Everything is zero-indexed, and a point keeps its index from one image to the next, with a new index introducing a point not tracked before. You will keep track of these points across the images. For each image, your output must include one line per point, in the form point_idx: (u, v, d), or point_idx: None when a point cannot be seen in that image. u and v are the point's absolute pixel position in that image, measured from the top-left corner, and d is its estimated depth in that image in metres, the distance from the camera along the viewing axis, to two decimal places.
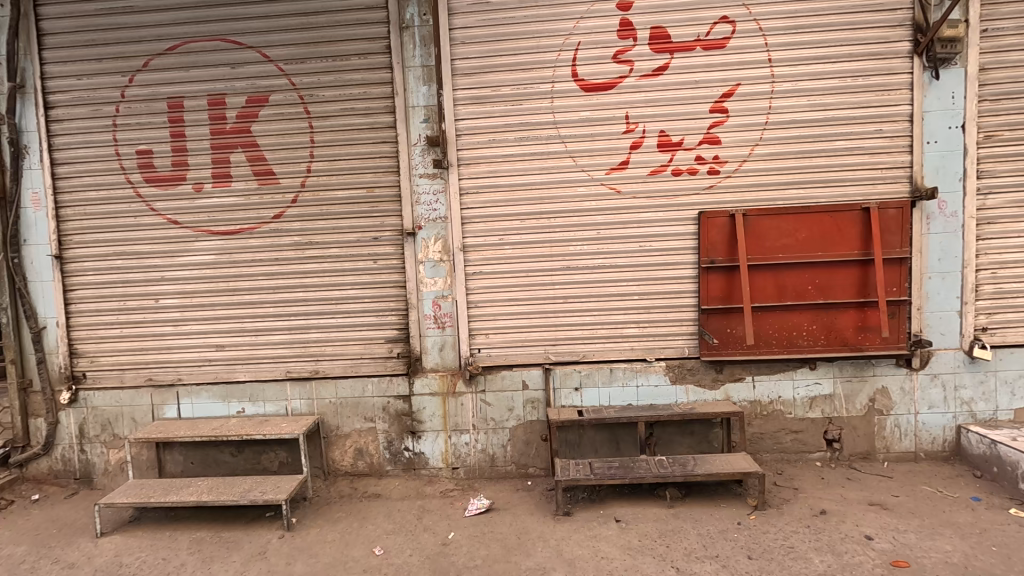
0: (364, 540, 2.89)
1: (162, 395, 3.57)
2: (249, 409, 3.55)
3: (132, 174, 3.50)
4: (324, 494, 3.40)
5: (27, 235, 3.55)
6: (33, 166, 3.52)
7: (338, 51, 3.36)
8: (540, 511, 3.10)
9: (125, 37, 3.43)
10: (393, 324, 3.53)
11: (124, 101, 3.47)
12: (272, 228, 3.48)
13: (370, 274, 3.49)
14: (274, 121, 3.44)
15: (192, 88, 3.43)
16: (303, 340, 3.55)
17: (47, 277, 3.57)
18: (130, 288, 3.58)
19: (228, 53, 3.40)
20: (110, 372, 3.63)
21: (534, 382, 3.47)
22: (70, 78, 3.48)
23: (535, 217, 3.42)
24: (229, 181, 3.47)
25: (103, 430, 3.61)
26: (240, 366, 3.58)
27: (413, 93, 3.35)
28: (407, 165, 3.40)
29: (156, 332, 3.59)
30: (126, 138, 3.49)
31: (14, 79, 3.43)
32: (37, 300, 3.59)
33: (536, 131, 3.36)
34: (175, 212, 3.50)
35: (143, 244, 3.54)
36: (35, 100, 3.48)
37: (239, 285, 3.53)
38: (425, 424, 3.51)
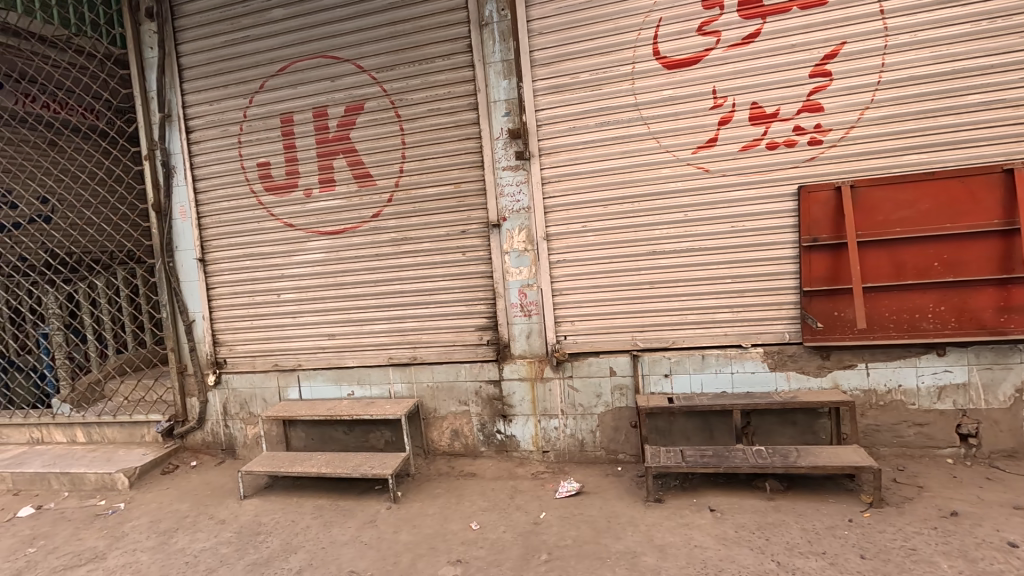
0: (461, 515, 3.09)
1: (286, 378, 4.05)
2: (358, 392, 3.92)
3: (255, 185, 3.98)
4: (424, 471, 3.67)
5: (178, 242, 4.19)
6: (179, 183, 4.13)
7: (424, 54, 3.55)
8: (629, 496, 3.10)
9: (245, 63, 3.89)
10: (482, 313, 3.68)
11: (246, 121, 3.94)
12: (372, 226, 3.79)
13: (459, 265, 3.67)
14: (369, 127, 3.72)
15: (300, 104, 3.81)
16: (401, 329, 3.83)
17: (194, 277, 4.19)
18: (257, 285, 4.08)
19: (328, 69, 3.73)
20: (244, 358, 4.18)
21: (621, 369, 3.45)
22: (205, 104, 4.03)
23: (618, 202, 3.37)
24: (333, 186, 3.82)
25: (242, 408, 4.18)
26: (349, 353, 3.95)
27: (494, 88, 3.45)
28: (490, 159, 3.52)
29: (279, 323, 4.07)
30: (249, 153, 3.97)
31: (162, 110, 4.04)
32: (187, 298, 4.22)
33: (617, 115, 3.31)
34: (290, 216, 3.94)
35: (265, 246, 4.02)
36: (179, 127, 4.07)
37: (345, 279, 3.89)
38: (516, 408, 3.64)
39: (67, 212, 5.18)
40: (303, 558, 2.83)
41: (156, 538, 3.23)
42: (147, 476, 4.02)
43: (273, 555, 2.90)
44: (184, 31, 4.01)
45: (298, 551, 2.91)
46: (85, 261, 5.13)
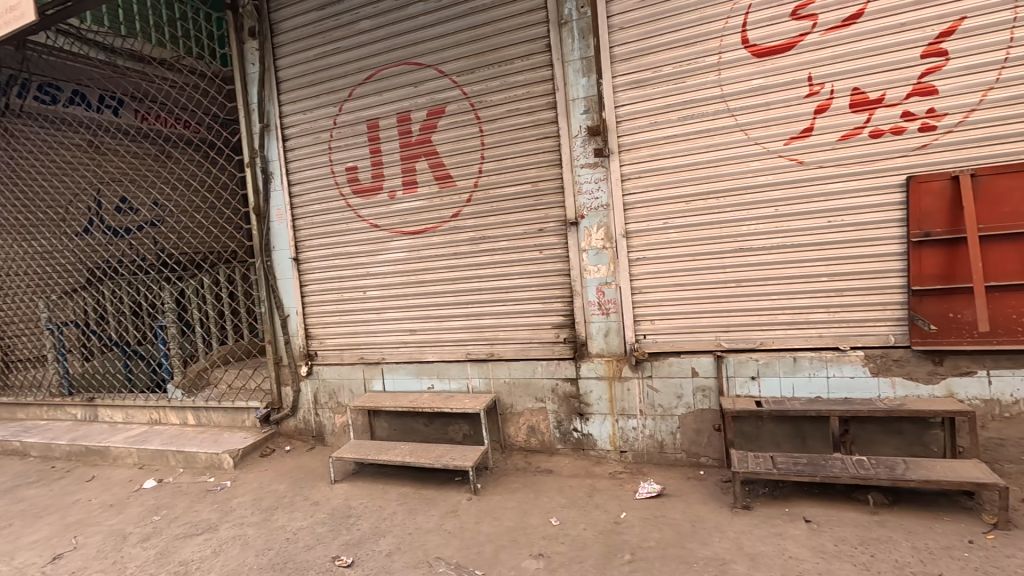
0: (541, 510, 3.12)
1: (371, 371, 4.27)
2: (438, 385, 4.06)
3: (344, 188, 4.23)
4: (502, 465, 3.74)
5: (275, 242, 4.54)
6: (276, 188, 4.47)
7: (503, 56, 3.62)
8: (714, 501, 3.00)
9: (335, 74, 4.14)
10: (559, 311, 3.70)
11: (336, 128, 4.20)
12: (452, 225, 3.91)
13: (537, 263, 3.71)
14: (450, 129, 3.84)
15: (385, 110, 4.01)
16: (479, 326, 3.93)
17: (288, 275, 4.51)
18: (345, 283, 4.33)
19: (411, 75, 3.89)
20: (333, 351, 4.45)
21: (704, 370, 3.34)
22: (299, 114, 4.33)
23: (702, 198, 3.27)
24: (416, 187, 3.98)
25: (331, 398, 4.45)
26: (429, 348, 4.10)
27: (573, 86, 3.46)
28: (568, 157, 3.52)
29: (364, 318, 4.30)
30: (339, 158, 4.22)
31: (262, 121, 4.39)
32: (283, 294, 4.56)
33: (702, 107, 3.21)
34: (375, 217, 4.15)
35: (353, 246, 4.26)
36: (277, 135, 4.40)
37: (426, 277, 4.04)
38: (593, 406, 3.63)
39: (171, 232, 5.86)
40: (391, 542, 2.98)
41: (260, 514, 3.52)
42: (249, 457, 4.38)
43: (365, 537, 3.08)
44: (281, 47, 4.33)
45: (387, 535, 3.07)
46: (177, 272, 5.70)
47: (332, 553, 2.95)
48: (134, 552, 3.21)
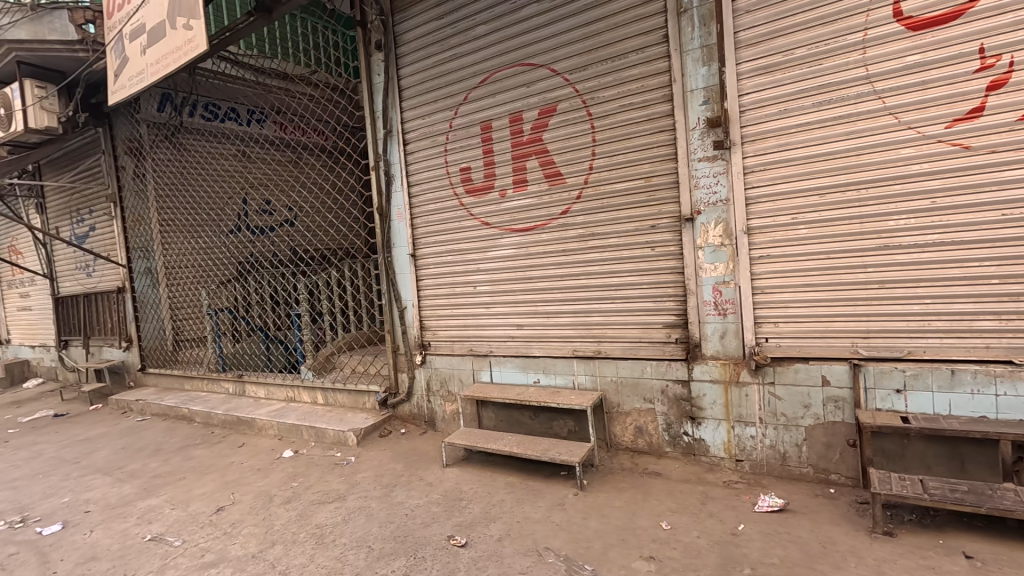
0: (650, 513, 3.06)
1: (479, 362, 4.45)
2: (544, 380, 4.12)
3: (458, 187, 4.44)
4: (608, 464, 3.72)
5: (394, 239, 4.90)
6: (397, 189, 4.82)
7: (616, 51, 3.58)
8: (847, 523, 2.74)
9: (452, 80, 4.36)
10: (671, 310, 3.58)
11: (451, 131, 4.42)
12: (561, 223, 3.94)
13: (648, 261, 3.63)
14: (562, 127, 3.87)
15: (499, 111, 4.14)
16: (587, 323, 3.93)
17: (406, 270, 4.85)
18: (457, 278, 4.56)
19: (524, 76, 3.98)
20: (445, 342, 4.70)
21: (837, 379, 3.06)
22: (418, 119, 4.62)
23: (838, 190, 2.99)
24: (526, 186, 4.08)
25: (442, 386, 4.71)
26: (536, 343, 4.18)
27: (691, 77, 3.32)
28: (684, 150, 3.39)
29: (474, 312, 4.49)
30: (454, 159, 4.44)
31: (386, 127, 4.75)
32: (401, 287, 4.91)
33: (841, 91, 2.93)
34: (486, 215, 4.31)
35: (465, 243, 4.46)
36: (398, 140, 4.74)
37: (534, 273, 4.11)
38: (706, 411, 3.47)
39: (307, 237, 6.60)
40: (501, 528, 3.10)
41: (381, 489, 3.83)
42: (369, 437, 4.77)
43: (476, 520, 3.23)
44: (404, 57, 4.65)
45: (497, 520, 3.19)
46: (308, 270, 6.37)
47: (447, 532, 3.13)
48: (279, 512, 3.66)
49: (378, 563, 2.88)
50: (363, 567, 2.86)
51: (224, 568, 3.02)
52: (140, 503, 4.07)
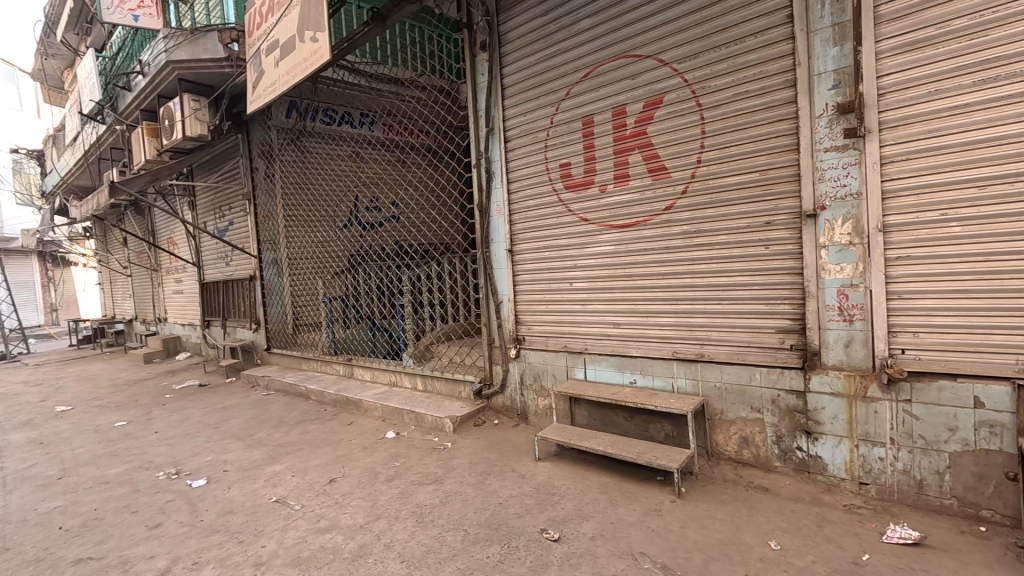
0: (757, 529, 2.85)
1: (574, 359, 4.43)
2: (640, 381, 4.00)
3: (557, 183, 4.44)
4: (709, 473, 3.53)
5: (493, 235, 5.02)
6: (497, 185, 4.94)
7: (733, 36, 3.36)
8: (1004, 568, 2.36)
9: (554, 75, 4.37)
10: (786, 314, 3.30)
11: (552, 127, 4.43)
12: (664, 219, 3.80)
13: (761, 260, 3.38)
14: (668, 119, 3.73)
15: (602, 105, 4.08)
16: (689, 324, 3.74)
17: (504, 265, 4.95)
18: (554, 273, 4.57)
19: (630, 68, 3.89)
20: (540, 337, 4.73)
21: (993, 401, 2.64)
22: (520, 116, 4.68)
23: (1004, 182, 2.58)
24: (628, 180, 3.97)
25: (535, 380, 4.75)
26: (633, 342, 4.06)
27: (820, 59, 3.02)
28: (808, 140, 3.10)
29: (570, 308, 4.47)
30: (554, 154, 4.44)
31: (488, 125, 4.88)
32: (498, 282, 5.03)
33: (1012, 66, 2.53)
34: (585, 211, 4.27)
35: (563, 238, 4.46)
36: (500, 137, 4.84)
37: (634, 270, 4.01)
38: (825, 426, 3.16)
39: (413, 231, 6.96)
40: (595, 527, 3.06)
41: (476, 477, 3.96)
42: (464, 425, 4.94)
43: (569, 517, 3.22)
44: (507, 56, 4.73)
45: (590, 519, 3.16)
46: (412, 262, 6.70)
47: (539, 525, 3.16)
48: (383, 488, 3.93)
49: (474, 547, 2.98)
50: (460, 549, 2.97)
51: (337, 534, 3.30)
52: (267, 467, 4.57)
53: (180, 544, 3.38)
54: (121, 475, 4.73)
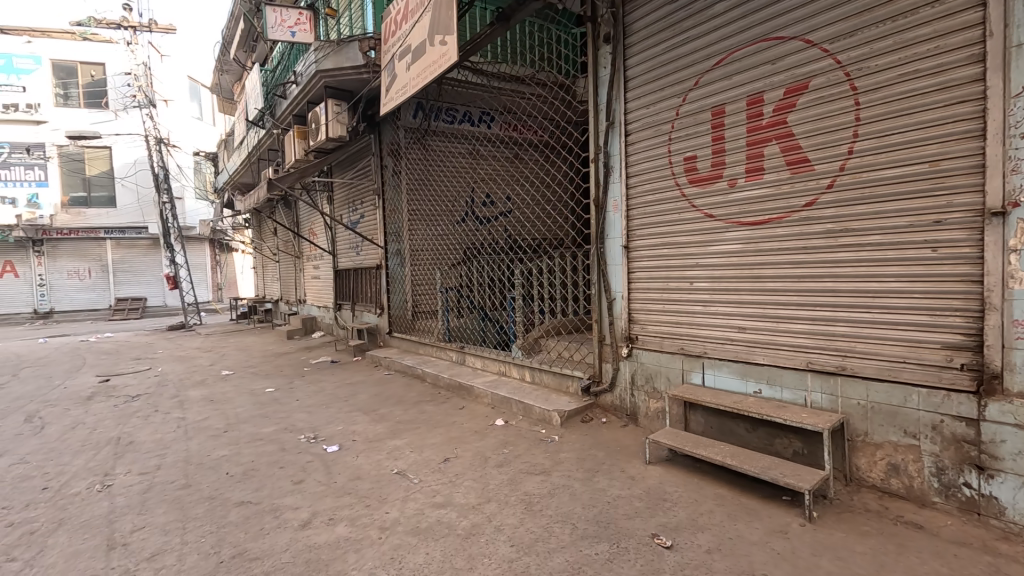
0: (907, 569, 2.51)
1: (691, 363, 4.22)
2: (766, 391, 3.71)
3: (680, 178, 4.26)
4: (847, 499, 3.17)
5: (609, 230, 4.94)
6: (615, 180, 4.84)
7: (901, 8, 2.96)
8: None
9: (682, 64, 4.18)
10: (954, 327, 2.86)
11: (678, 118, 4.25)
12: (803, 216, 3.46)
13: (924, 264, 2.95)
14: (814, 107, 3.40)
15: (735, 94, 3.83)
16: (829, 333, 3.38)
17: (618, 261, 4.85)
18: (672, 272, 4.38)
19: (770, 52, 3.60)
20: (654, 337, 4.57)
21: None
22: (642, 109, 4.55)
23: None
24: (761, 174, 3.69)
25: (647, 381, 4.61)
26: (760, 349, 3.77)
27: (1020, 27, 2.54)
28: (998, 125, 2.64)
29: (688, 309, 4.26)
30: (678, 148, 4.26)
31: (609, 119, 4.79)
32: (612, 278, 4.94)
33: None
34: (711, 207, 4.04)
35: (684, 236, 4.26)
36: (620, 131, 4.73)
37: (764, 272, 3.71)
38: (1003, 462, 2.69)
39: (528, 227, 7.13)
40: (711, 540, 2.91)
41: (583, 472, 3.95)
42: (571, 420, 4.94)
43: (682, 525, 3.10)
44: (632, 47, 4.61)
45: (705, 531, 3.01)
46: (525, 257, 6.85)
47: (650, 530, 3.08)
48: (494, 472, 4.08)
49: (582, 542, 2.99)
50: (568, 542, 3.00)
51: (451, 510, 3.49)
52: (389, 441, 4.97)
53: (319, 500, 3.81)
54: (272, 434, 5.45)
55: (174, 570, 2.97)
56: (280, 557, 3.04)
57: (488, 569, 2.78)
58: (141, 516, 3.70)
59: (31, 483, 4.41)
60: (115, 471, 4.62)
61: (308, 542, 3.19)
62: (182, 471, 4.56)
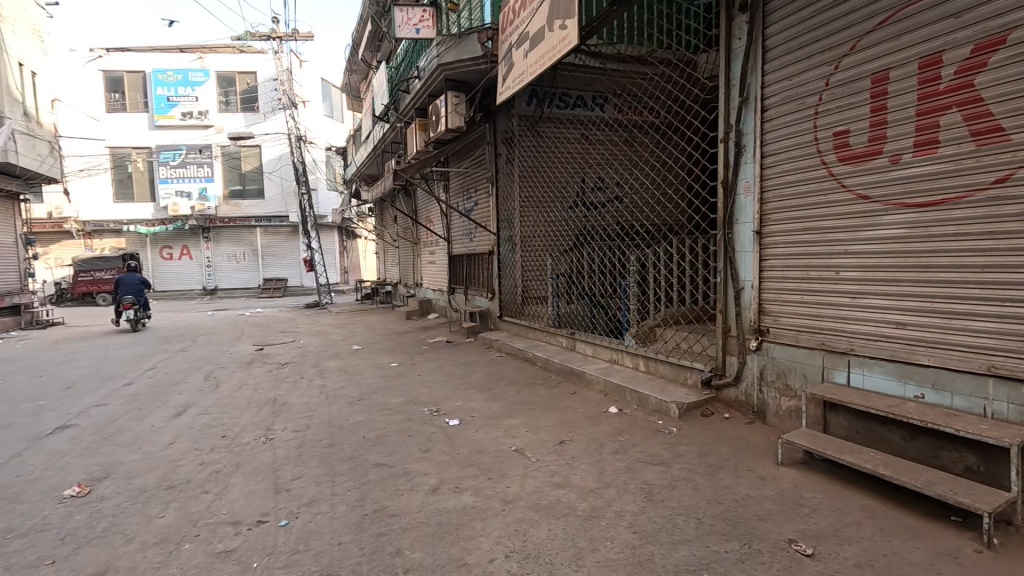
0: None
1: (834, 360, 3.84)
2: (931, 396, 3.26)
3: (827, 155, 3.85)
4: None
5: (738, 215, 4.62)
6: (748, 161, 4.50)
7: None
8: None
9: (836, 28, 3.76)
10: None
11: (827, 89, 3.84)
12: (990, 195, 2.99)
13: None
14: (1012, 64, 2.90)
15: (903, 56, 3.37)
16: (1020, 333, 2.89)
17: (749, 248, 4.52)
18: (814, 260, 3.98)
19: (953, 3, 3.12)
20: (788, 330, 4.21)
21: None
22: (783, 81, 4.16)
23: None
24: (935, 148, 3.23)
25: (779, 377, 4.28)
26: (925, 348, 3.31)
27: None
28: None
29: (832, 301, 3.86)
30: (826, 123, 3.86)
31: (743, 94, 4.45)
32: (740, 266, 4.61)
33: None
34: (866, 186, 3.60)
35: (829, 220, 3.85)
36: (755, 107, 4.39)
37: (932, 261, 3.26)
38: None
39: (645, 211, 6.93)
40: (860, 554, 2.65)
41: (706, 467, 3.79)
42: (691, 412, 4.75)
43: (824, 534, 2.86)
44: (773, 13, 4.22)
45: (853, 544, 2.75)
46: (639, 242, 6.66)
47: (785, 534, 2.88)
48: (610, 459, 4.06)
49: (710, 538, 2.88)
50: (694, 536, 2.91)
51: (570, 491, 3.56)
52: (505, 419, 5.17)
53: (445, 468, 4.09)
54: (399, 404, 5.93)
55: (328, 516, 3.38)
56: (415, 516, 3.32)
57: (611, 553, 2.80)
58: (298, 467, 4.25)
59: (213, 431, 5.26)
60: (275, 427, 5.34)
61: (439, 506, 3.44)
62: (327, 431, 5.14)
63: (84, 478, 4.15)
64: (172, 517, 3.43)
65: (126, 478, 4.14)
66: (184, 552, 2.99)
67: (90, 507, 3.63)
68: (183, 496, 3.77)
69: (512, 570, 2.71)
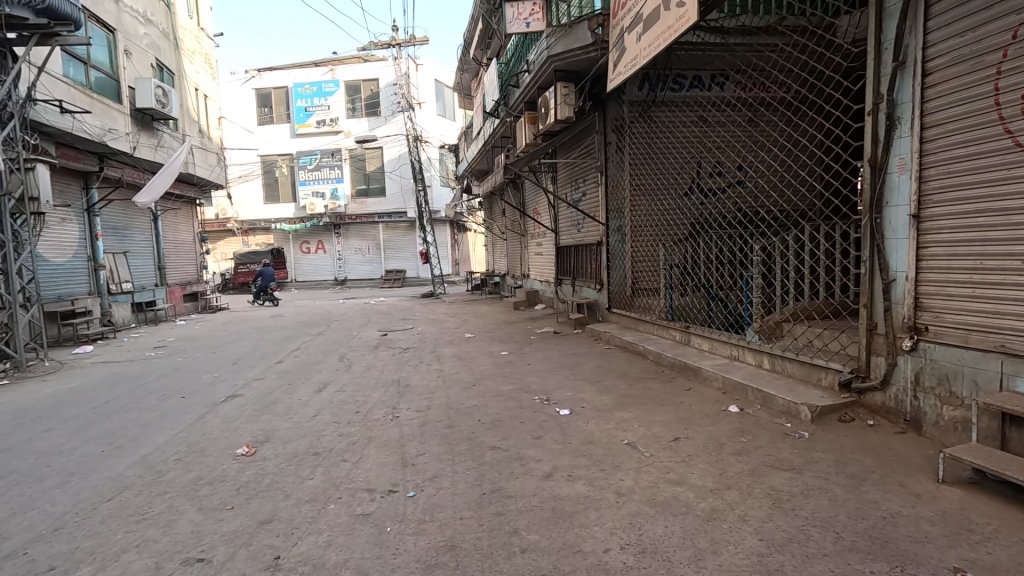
0: None
1: (1017, 365, 3.27)
2: None
3: (1013, 123, 3.31)
4: None
5: (890, 197, 4.07)
6: (903, 134, 3.93)
7: None
8: None
9: None
10: None
11: (1014, 43, 3.28)
12: None
13: None
14: None
15: None
16: None
17: (902, 235, 3.96)
18: (992, 248, 3.44)
19: None
20: (954, 329, 3.64)
21: None
22: (953, 38, 3.59)
23: None
24: None
25: (940, 383, 3.73)
26: None
27: None
28: None
29: (1016, 294, 3.31)
30: (1011, 84, 3.31)
31: (897, 59, 3.90)
32: (890, 255, 4.07)
33: None
34: None
35: (1013, 200, 3.32)
36: (913, 72, 3.83)
37: None
38: None
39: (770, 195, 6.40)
40: None
41: (847, 478, 3.42)
42: (826, 417, 4.31)
43: (999, 567, 2.46)
44: None
45: None
46: (764, 229, 6.17)
47: (948, 561, 2.52)
48: (732, 460, 3.84)
49: (852, 555, 2.62)
50: (832, 551, 2.66)
51: (688, 490, 3.43)
52: (617, 412, 5.11)
53: (558, 456, 4.16)
54: (511, 391, 6.13)
55: (450, 492, 3.61)
56: (530, 500, 3.43)
57: (735, 557, 2.66)
58: (422, 444, 4.59)
59: (349, 407, 5.88)
60: (400, 406, 5.82)
61: (552, 492, 3.52)
62: (446, 413, 5.49)
63: (251, 440, 4.88)
64: (319, 480, 3.91)
65: (282, 443, 4.79)
66: (330, 512, 3.40)
67: (256, 465, 4.27)
68: (327, 462, 4.28)
69: (628, 562, 2.70)
